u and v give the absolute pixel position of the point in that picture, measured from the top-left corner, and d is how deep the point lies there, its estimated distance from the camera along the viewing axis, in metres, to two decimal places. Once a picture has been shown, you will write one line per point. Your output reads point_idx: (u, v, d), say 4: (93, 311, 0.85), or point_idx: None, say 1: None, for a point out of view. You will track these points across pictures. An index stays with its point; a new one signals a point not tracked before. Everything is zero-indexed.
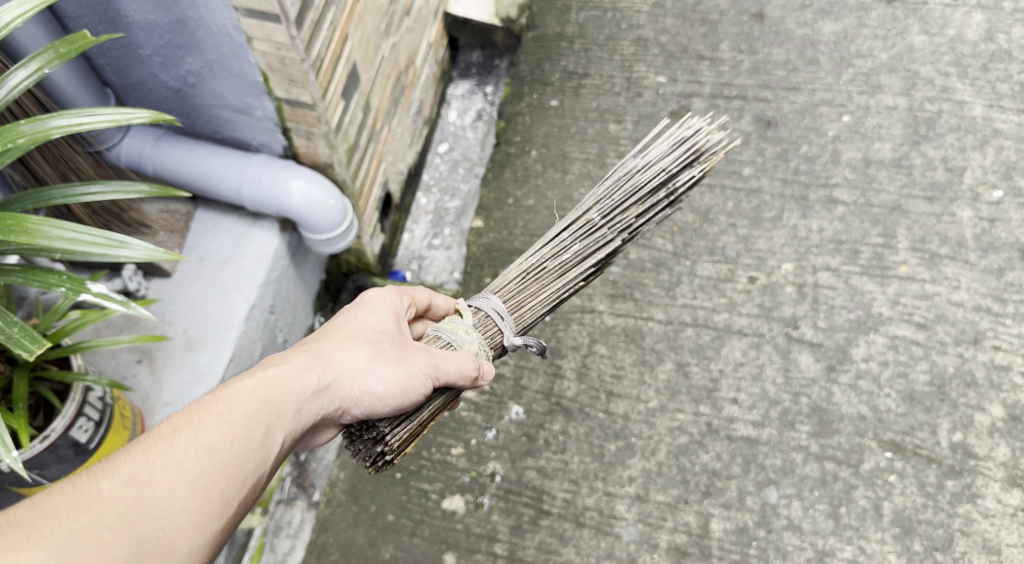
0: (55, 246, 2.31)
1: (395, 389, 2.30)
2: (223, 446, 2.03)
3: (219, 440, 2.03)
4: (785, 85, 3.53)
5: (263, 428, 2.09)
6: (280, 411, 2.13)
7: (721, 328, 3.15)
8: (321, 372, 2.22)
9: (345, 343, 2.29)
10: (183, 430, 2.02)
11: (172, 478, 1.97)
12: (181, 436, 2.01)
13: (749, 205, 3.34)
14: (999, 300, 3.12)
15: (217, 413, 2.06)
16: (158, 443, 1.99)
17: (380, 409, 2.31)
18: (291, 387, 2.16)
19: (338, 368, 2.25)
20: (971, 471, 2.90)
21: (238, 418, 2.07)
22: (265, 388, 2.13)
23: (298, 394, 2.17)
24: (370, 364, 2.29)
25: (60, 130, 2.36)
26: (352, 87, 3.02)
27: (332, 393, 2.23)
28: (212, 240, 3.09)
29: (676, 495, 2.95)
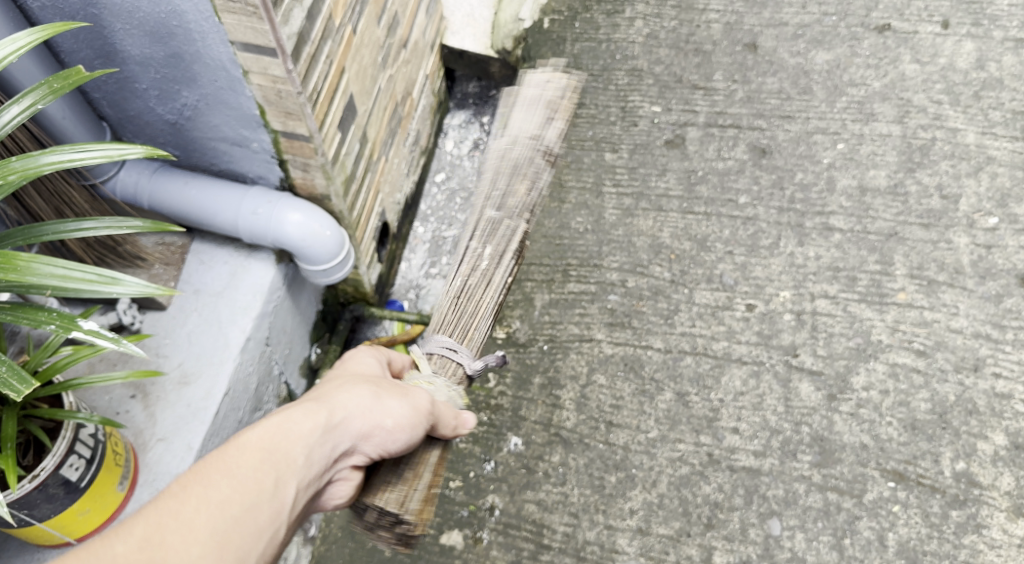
0: (45, 283, 2.26)
1: (398, 417, 2.21)
2: (234, 501, 1.97)
3: (231, 496, 1.98)
4: (779, 113, 3.54)
5: (272, 478, 2.02)
6: (290, 459, 2.06)
7: (721, 357, 3.12)
8: (329, 418, 2.14)
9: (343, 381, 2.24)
10: (192, 487, 1.96)
11: (185, 537, 1.91)
12: (190, 492, 1.95)
13: (745, 233, 3.33)
14: (998, 326, 3.10)
15: (224, 467, 2.00)
16: (169, 502, 1.93)
17: (387, 442, 2.22)
18: (297, 432, 2.08)
19: (346, 405, 2.17)
20: (976, 501, 2.86)
21: (245, 472, 2.00)
22: (267, 439, 2.05)
23: (306, 438, 2.09)
24: (375, 399, 2.21)
25: (53, 166, 2.32)
26: (349, 119, 3.01)
27: (341, 434, 2.15)
28: (208, 273, 3.05)
29: (678, 527, 2.90)
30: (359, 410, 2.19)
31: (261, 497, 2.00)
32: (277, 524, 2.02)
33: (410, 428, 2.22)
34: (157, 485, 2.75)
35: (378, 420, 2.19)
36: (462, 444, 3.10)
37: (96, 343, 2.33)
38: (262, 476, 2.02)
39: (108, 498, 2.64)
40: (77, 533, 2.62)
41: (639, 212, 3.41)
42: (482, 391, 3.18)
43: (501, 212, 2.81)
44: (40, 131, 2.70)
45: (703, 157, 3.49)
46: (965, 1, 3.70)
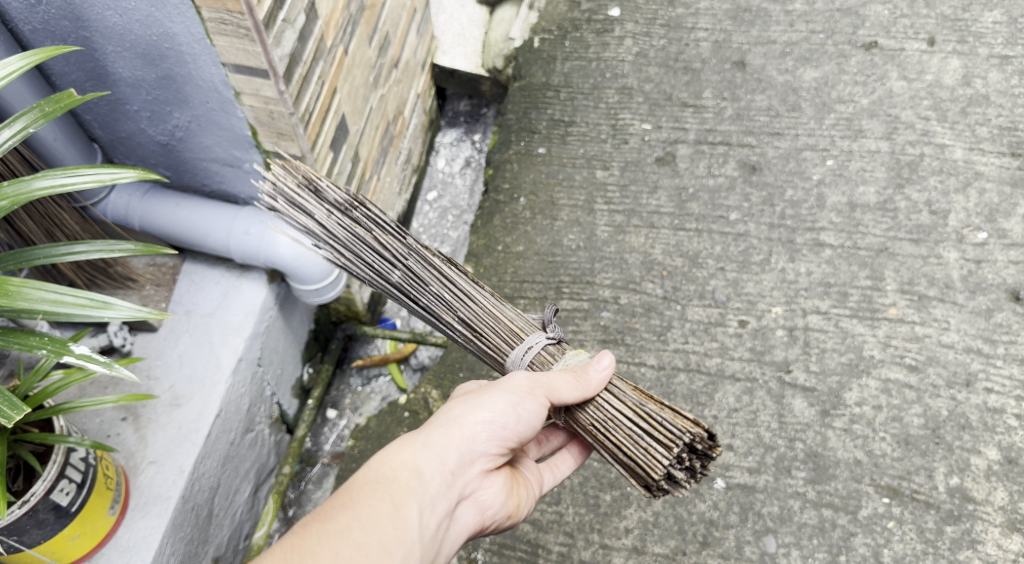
0: (36, 308, 2.24)
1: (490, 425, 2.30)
2: (353, 530, 2.12)
3: (349, 525, 2.12)
4: (768, 130, 3.56)
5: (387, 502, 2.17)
6: (400, 483, 2.20)
7: (714, 373, 3.11)
8: (424, 433, 2.27)
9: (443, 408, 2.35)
10: (313, 526, 2.11)
11: None
12: (310, 530, 2.10)
13: (736, 249, 3.33)
14: (989, 341, 3.11)
15: (340, 503, 2.15)
16: (293, 540, 2.08)
17: (504, 435, 2.31)
18: (399, 460, 2.23)
19: (439, 424, 2.28)
20: (970, 516, 2.85)
21: (362, 503, 2.16)
22: (375, 472, 2.21)
23: (410, 462, 2.23)
24: (471, 402, 2.30)
25: (43, 191, 2.31)
26: (341, 139, 3.00)
27: (449, 446, 2.26)
28: (199, 293, 3.03)
29: (673, 546, 2.88)
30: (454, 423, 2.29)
31: (381, 518, 2.15)
32: (401, 543, 2.14)
33: (524, 418, 2.28)
34: (148, 508, 2.71)
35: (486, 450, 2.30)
36: None
37: (87, 368, 2.31)
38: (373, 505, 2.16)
39: (99, 523, 2.59)
40: (68, 559, 2.56)
41: (631, 229, 3.41)
42: None
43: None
44: (31, 155, 2.69)
45: (694, 174, 3.49)
46: (950, 19, 3.73)
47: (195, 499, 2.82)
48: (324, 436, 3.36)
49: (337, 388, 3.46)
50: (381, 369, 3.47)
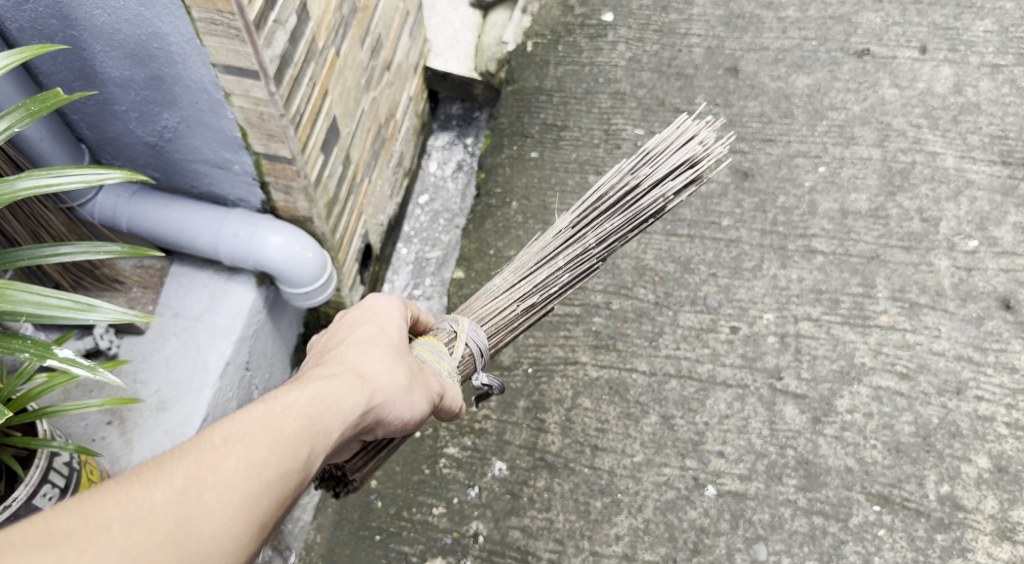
0: (19, 310, 2.21)
1: (411, 398, 2.11)
2: (273, 464, 1.78)
3: (269, 457, 1.78)
4: (760, 136, 3.55)
5: (310, 446, 1.84)
6: (328, 432, 1.89)
7: (705, 380, 3.10)
8: (366, 390, 2.00)
9: (383, 357, 2.10)
10: (235, 444, 1.77)
11: (222, 497, 1.72)
12: (232, 450, 1.76)
13: (728, 256, 3.32)
14: (979, 349, 3.11)
15: (269, 427, 1.81)
16: (211, 452, 1.74)
17: (393, 427, 2.14)
18: (338, 404, 1.93)
19: (382, 387, 2.04)
20: (960, 524, 2.85)
21: (288, 436, 1.82)
22: (312, 404, 1.89)
23: (344, 413, 1.94)
24: (405, 388, 2.11)
25: (29, 191, 2.27)
26: (332, 141, 2.98)
27: (371, 414, 2.02)
28: (187, 296, 2.99)
29: (664, 553, 2.86)
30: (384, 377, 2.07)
31: (297, 464, 1.81)
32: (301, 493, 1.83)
33: (412, 425, 2.16)
34: None
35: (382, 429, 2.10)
36: (445, 469, 3.03)
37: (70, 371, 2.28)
38: (303, 437, 1.85)
39: None
40: None
41: None
42: (466, 414, 3.11)
43: (597, 249, 2.66)
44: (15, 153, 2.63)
45: None
46: (942, 27, 3.73)
47: None
48: None
49: None
50: None
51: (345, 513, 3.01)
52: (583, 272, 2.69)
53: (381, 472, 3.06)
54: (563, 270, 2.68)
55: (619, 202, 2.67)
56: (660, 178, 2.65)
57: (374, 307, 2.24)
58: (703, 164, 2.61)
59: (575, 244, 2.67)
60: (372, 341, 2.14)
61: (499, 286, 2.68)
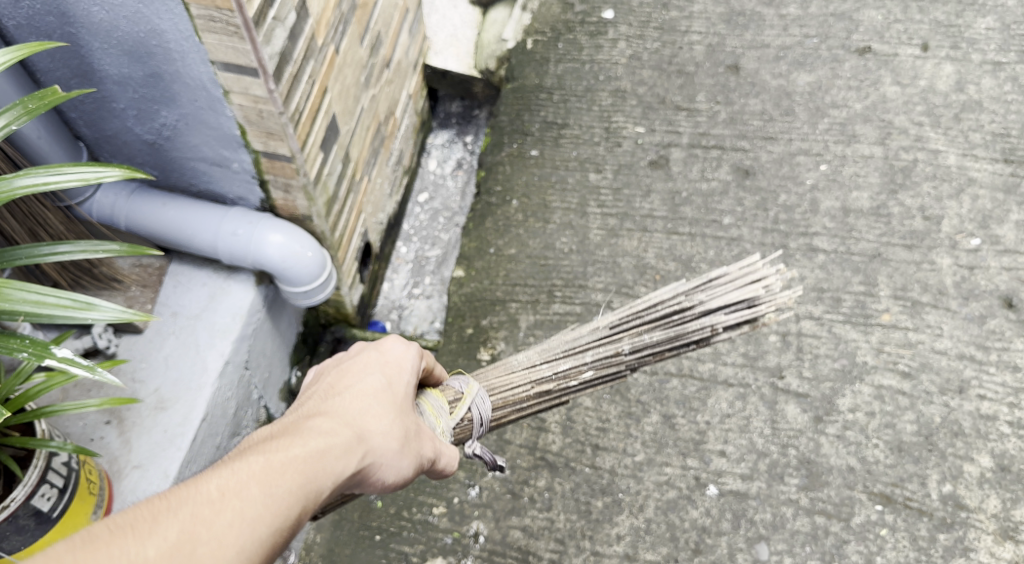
0: (18, 309, 2.20)
1: (402, 462, 2.10)
2: (264, 524, 1.81)
3: (261, 514, 1.82)
4: (762, 134, 3.53)
5: (301, 504, 1.86)
6: (320, 492, 1.91)
7: (706, 379, 3.08)
8: (360, 451, 2.01)
9: (383, 414, 2.09)
10: (229, 499, 1.80)
11: (210, 555, 1.75)
12: (226, 507, 1.79)
13: (730, 254, 3.30)
14: (982, 347, 3.09)
15: (264, 483, 1.84)
16: (204, 508, 1.78)
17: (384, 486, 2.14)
18: (332, 464, 1.94)
19: (377, 447, 2.05)
20: (963, 524, 2.83)
21: (281, 494, 1.85)
22: (307, 461, 1.91)
23: (338, 474, 1.95)
24: (399, 452, 2.09)
25: (26, 189, 2.27)
26: (331, 139, 2.96)
27: (363, 472, 2.03)
28: (186, 295, 2.98)
29: (665, 553, 2.84)
30: (381, 436, 2.06)
31: (284, 522, 1.84)
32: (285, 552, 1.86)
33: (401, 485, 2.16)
34: None
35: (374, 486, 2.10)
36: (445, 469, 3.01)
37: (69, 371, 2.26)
38: (296, 496, 1.87)
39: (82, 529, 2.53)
40: None
41: (624, 233, 3.37)
42: None
43: (631, 357, 2.56)
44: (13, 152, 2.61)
45: (687, 178, 3.46)
46: (944, 24, 3.72)
47: None
48: None
49: None
50: None
51: (345, 513, 2.98)
52: (608, 377, 2.59)
53: None
54: (588, 365, 2.58)
55: (666, 318, 2.56)
56: (715, 310, 2.52)
57: (388, 352, 2.22)
58: (763, 308, 2.46)
59: (609, 346, 2.57)
60: (375, 394, 2.12)
61: (520, 361, 2.61)
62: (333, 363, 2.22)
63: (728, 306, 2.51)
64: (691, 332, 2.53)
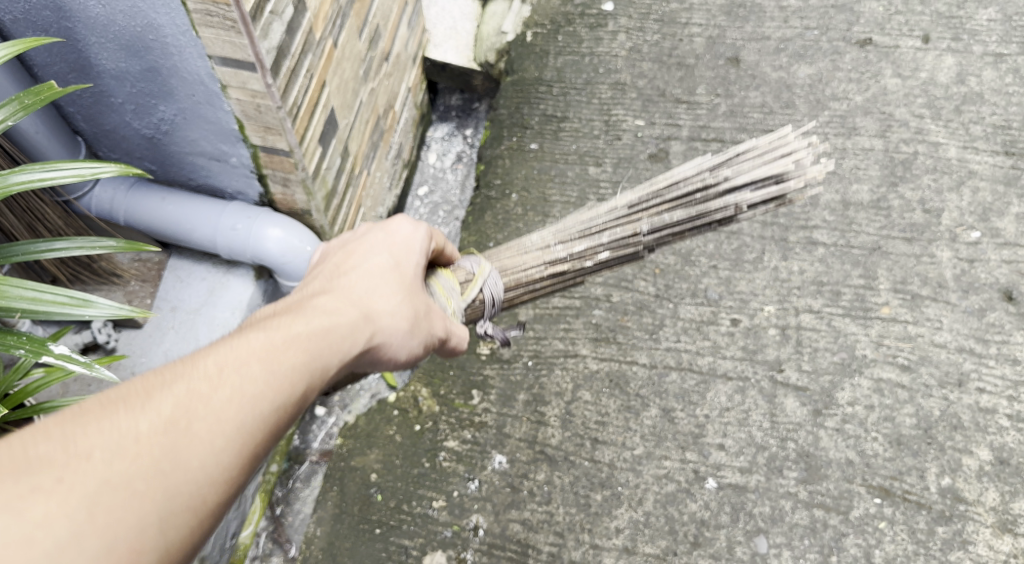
0: (14, 306, 2.22)
1: (409, 341, 2.17)
2: (267, 399, 1.81)
3: (263, 391, 1.81)
4: (762, 127, 3.53)
5: (305, 381, 1.87)
6: (325, 368, 1.92)
7: (706, 372, 3.08)
8: (364, 330, 2.04)
9: (387, 296, 2.14)
10: (227, 372, 1.80)
11: (212, 429, 1.75)
12: (224, 380, 1.79)
13: (729, 248, 3.30)
14: (982, 341, 3.09)
15: (265, 359, 1.84)
16: (203, 382, 1.77)
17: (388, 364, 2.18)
18: (336, 340, 1.96)
19: (381, 327, 2.09)
20: (961, 517, 2.84)
21: (282, 370, 1.85)
22: (311, 336, 1.92)
23: (343, 351, 1.97)
24: (405, 331, 2.14)
25: (21, 185, 2.27)
26: (330, 133, 2.95)
27: (367, 352, 2.06)
28: (185, 289, 2.98)
29: (664, 546, 2.85)
30: (387, 317, 2.12)
31: (289, 399, 1.84)
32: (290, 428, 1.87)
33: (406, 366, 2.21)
34: None
35: (378, 365, 2.13)
36: (445, 462, 3.00)
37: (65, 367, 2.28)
38: (300, 372, 1.87)
39: None
40: None
41: None
42: (465, 407, 3.08)
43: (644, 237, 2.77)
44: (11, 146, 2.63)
45: None
46: (945, 16, 3.71)
47: None
48: (311, 434, 3.22)
49: None
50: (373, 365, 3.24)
51: (346, 506, 2.98)
52: (625, 255, 2.82)
53: (381, 465, 3.03)
54: (603, 247, 2.83)
55: (686, 197, 2.77)
56: (738, 186, 2.71)
57: (391, 230, 2.27)
58: (789, 182, 2.65)
59: (626, 226, 2.80)
60: (383, 271, 2.19)
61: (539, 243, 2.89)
62: (340, 240, 2.27)
63: (751, 181, 2.70)
64: (706, 185, 2.75)
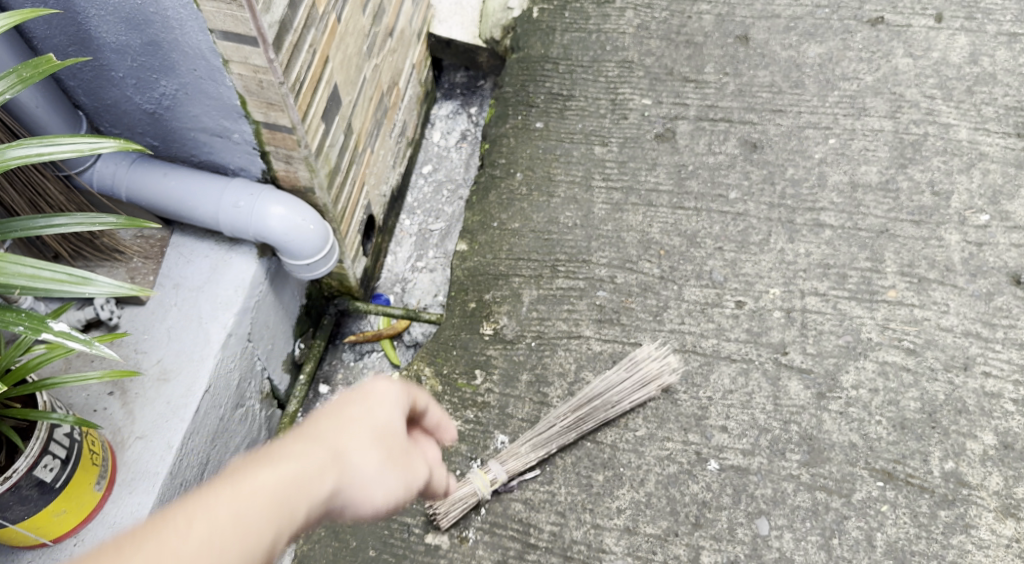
0: (13, 283, 2.21)
1: (387, 481, 2.00)
2: (225, 552, 1.79)
3: (223, 542, 1.80)
4: (770, 107, 3.49)
5: (270, 533, 1.83)
6: (292, 514, 1.87)
7: (709, 354, 3.07)
8: (342, 472, 1.95)
9: (355, 442, 1.98)
10: (184, 533, 1.78)
11: None
12: (179, 552, 1.77)
13: (735, 229, 3.28)
14: (989, 325, 3.08)
15: (224, 527, 1.80)
16: (157, 539, 1.76)
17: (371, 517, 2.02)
18: (301, 488, 1.89)
19: (357, 473, 1.97)
20: (964, 501, 2.83)
21: (242, 537, 1.81)
22: (275, 486, 1.86)
23: (310, 496, 1.90)
24: (381, 472, 1.99)
25: (20, 160, 2.26)
26: (333, 110, 2.94)
27: (336, 500, 1.96)
28: (187, 266, 2.97)
29: (665, 527, 2.84)
30: (359, 478, 1.98)
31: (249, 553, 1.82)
32: None
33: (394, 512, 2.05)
34: (135, 484, 2.67)
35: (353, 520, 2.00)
36: (448, 442, 3.00)
37: (66, 345, 2.27)
38: (265, 522, 1.84)
39: (85, 499, 2.56)
40: (53, 534, 2.54)
41: (629, 207, 3.35)
42: (468, 387, 3.08)
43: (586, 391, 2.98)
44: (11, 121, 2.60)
45: (694, 151, 3.43)
46: None
47: (184, 475, 2.77)
48: (315, 410, 3.29)
49: (329, 362, 3.40)
50: (373, 345, 3.43)
51: None
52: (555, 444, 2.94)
53: None
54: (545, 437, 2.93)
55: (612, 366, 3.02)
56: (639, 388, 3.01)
57: (371, 388, 2.06)
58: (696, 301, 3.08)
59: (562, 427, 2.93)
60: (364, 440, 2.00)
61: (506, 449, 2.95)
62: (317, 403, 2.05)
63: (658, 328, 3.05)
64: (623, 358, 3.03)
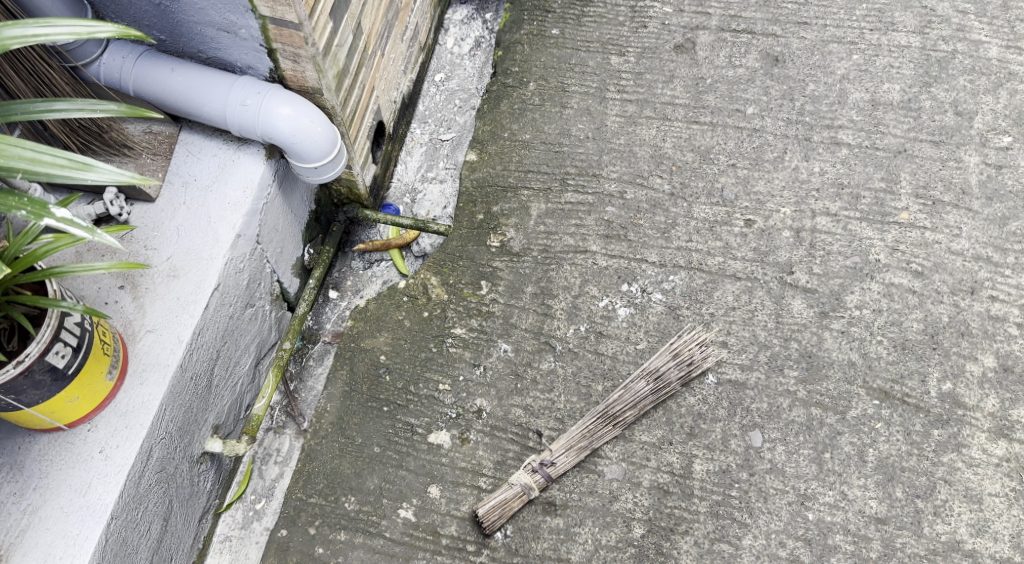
0: (14, 166, 2.26)
1: None
2: None
3: None
4: (795, 19, 3.53)
5: None
6: None
7: (714, 272, 3.11)
8: None
9: None
10: None
11: None
12: None
13: (750, 145, 3.31)
14: (1000, 250, 3.08)
15: None
16: None
17: None
18: None
19: None
20: (959, 421, 2.87)
21: None
22: None
23: None
24: None
25: (18, 40, 2.29)
26: (342, 7, 2.91)
27: None
28: (196, 165, 3.01)
29: (660, 436, 2.91)
30: None
31: None
32: None
33: None
34: (146, 375, 2.77)
35: None
36: (452, 348, 3.07)
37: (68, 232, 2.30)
38: None
39: (96, 387, 2.67)
40: (67, 419, 2.66)
41: (643, 120, 3.39)
42: (473, 297, 3.14)
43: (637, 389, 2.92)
44: (12, 5, 2.64)
45: (714, 64, 3.47)
46: None
47: (194, 368, 2.86)
48: (325, 315, 3.31)
49: (339, 269, 3.40)
50: (382, 254, 3.42)
51: (355, 385, 3.06)
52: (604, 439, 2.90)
53: (389, 347, 3.10)
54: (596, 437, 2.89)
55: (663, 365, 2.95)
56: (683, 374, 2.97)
57: None
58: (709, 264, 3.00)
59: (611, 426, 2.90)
60: None
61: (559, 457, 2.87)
62: None
63: None
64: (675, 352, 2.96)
